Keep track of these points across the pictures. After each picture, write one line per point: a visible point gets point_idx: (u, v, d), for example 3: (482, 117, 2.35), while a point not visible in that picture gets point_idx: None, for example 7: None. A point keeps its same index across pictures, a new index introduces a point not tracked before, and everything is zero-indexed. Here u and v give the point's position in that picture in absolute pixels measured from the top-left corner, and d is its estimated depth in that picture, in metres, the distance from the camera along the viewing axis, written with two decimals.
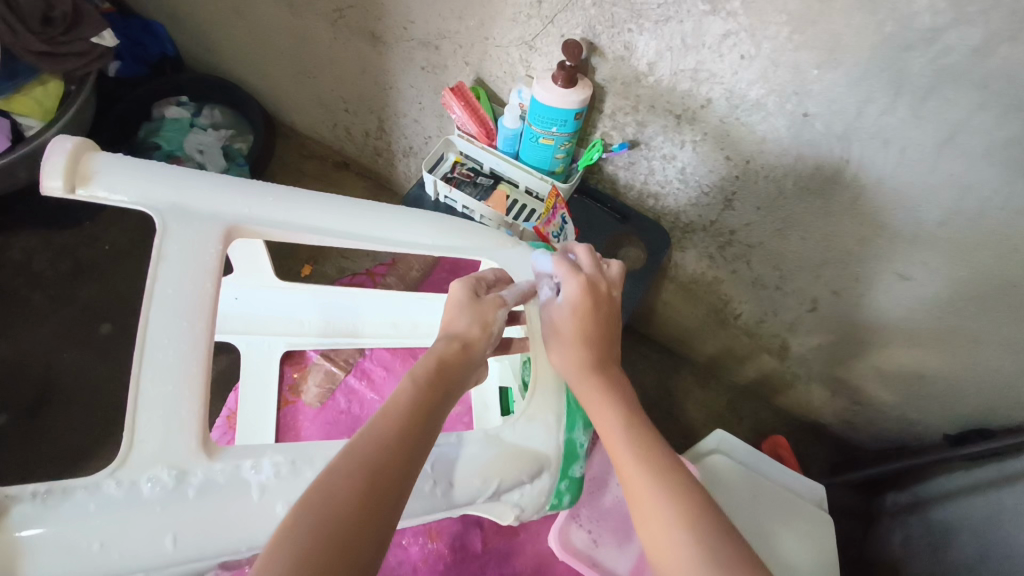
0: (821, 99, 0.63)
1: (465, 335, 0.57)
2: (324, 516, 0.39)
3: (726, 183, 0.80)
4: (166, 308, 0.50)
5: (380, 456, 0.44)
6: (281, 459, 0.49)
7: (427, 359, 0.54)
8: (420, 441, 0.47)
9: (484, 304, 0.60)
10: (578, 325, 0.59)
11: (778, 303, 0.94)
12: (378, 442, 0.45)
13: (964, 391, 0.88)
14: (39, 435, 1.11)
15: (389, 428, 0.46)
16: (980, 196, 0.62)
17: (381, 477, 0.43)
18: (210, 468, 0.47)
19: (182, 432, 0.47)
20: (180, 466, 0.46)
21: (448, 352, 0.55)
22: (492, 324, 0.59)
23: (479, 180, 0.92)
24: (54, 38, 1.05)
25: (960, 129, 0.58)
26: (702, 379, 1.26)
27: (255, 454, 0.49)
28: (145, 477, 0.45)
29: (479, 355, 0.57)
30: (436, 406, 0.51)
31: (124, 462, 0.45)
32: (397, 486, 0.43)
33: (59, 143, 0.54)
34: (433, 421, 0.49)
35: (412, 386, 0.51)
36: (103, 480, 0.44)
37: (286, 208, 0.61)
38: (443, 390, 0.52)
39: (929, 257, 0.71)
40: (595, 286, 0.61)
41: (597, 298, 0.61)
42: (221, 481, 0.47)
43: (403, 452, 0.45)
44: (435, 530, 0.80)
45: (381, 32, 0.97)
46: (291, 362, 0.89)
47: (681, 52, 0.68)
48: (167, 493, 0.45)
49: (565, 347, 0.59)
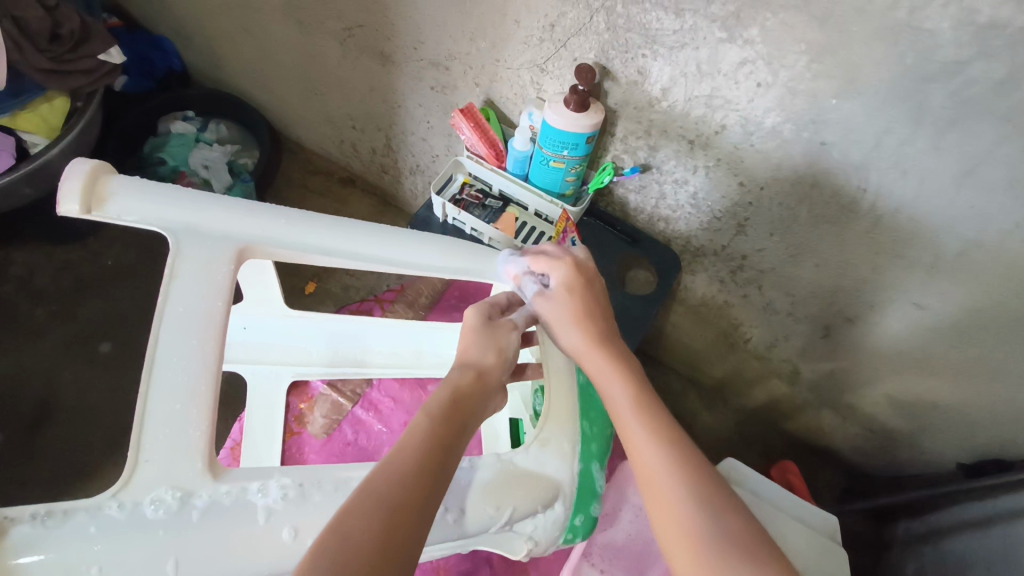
0: (839, 128, 0.62)
1: (480, 364, 0.56)
2: (345, 556, 0.39)
3: (739, 209, 0.79)
4: (177, 329, 0.49)
5: (399, 493, 0.43)
6: (288, 482, 0.47)
7: (441, 391, 0.53)
8: (439, 476, 0.46)
9: (498, 329, 0.59)
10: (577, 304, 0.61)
11: (790, 328, 0.93)
12: (395, 479, 0.44)
13: (980, 421, 0.86)
14: (36, 454, 1.10)
15: (408, 463, 0.45)
16: (1002, 228, 0.61)
17: (400, 516, 0.42)
18: (216, 490, 0.45)
19: (189, 454, 0.45)
20: (185, 487, 0.45)
21: (462, 382, 0.53)
22: (506, 349, 0.58)
23: (488, 203, 0.91)
24: (61, 56, 1.05)
25: (982, 162, 0.57)
26: (709, 402, 1.25)
27: (262, 476, 0.47)
28: (149, 498, 0.44)
29: (495, 383, 0.56)
30: (452, 439, 0.49)
31: (128, 484, 0.44)
32: (417, 524, 0.42)
33: (78, 165, 0.54)
34: (451, 452, 0.48)
35: (428, 420, 0.49)
36: (105, 502, 0.43)
37: (300, 229, 0.59)
38: (459, 422, 0.51)
39: (947, 288, 0.70)
40: (583, 267, 0.64)
41: (589, 280, 0.63)
42: (227, 503, 0.45)
43: (423, 488, 0.44)
44: (443, 568, 0.80)
45: (391, 51, 0.96)
46: (297, 392, 0.88)
47: (695, 79, 0.67)
48: (170, 515, 0.43)
49: (568, 327, 0.61)
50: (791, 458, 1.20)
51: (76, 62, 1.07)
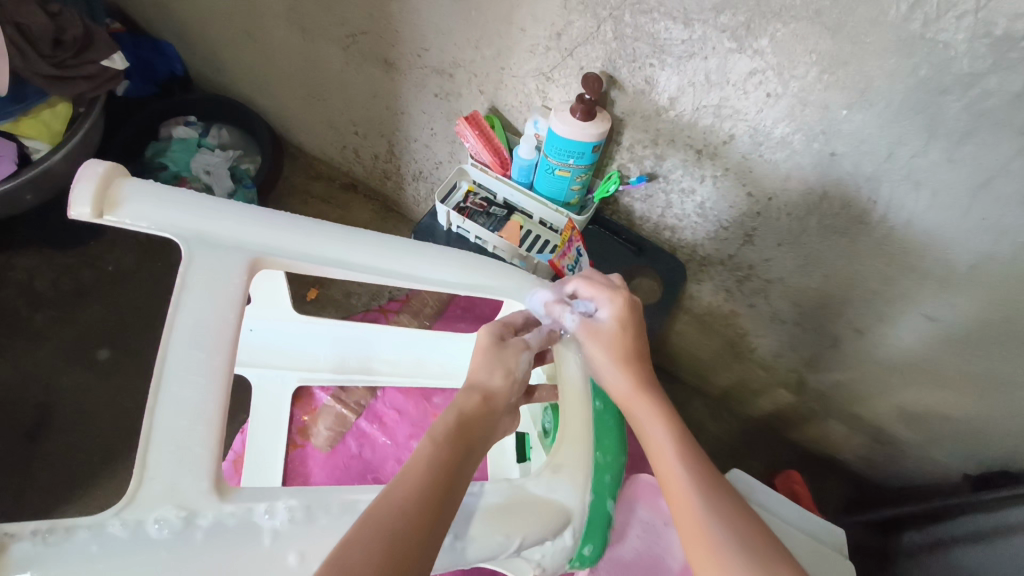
0: (851, 139, 0.62)
1: (488, 387, 0.55)
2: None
3: (746, 219, 0.78)
4: (187, 340, 0.48)
5: (400, 525, 0.42)
6: (295, 504, 0.47)
7: (446, 415, 0.52)
8: (444, 504, 0.45)
9: (507, 351, 0.58)
10: (623, 341, 0.61)
11: (796, 338, 0.92)
12: (398, 510, 0.43)
13: (988, 432, 0.86)
14: (36, 461, 1.09)
15: (411, 494, 0.44)
16: (1015, 241, 0.60)
17: (399, 552, 0.41)
18: (221, 510, 0.44)
19: (194, 472, 0.45)
20: (189, 507, 0.44)
21: (468, 405, 0.53)
22: (515, 370, 0.57)
23: (492, 211, 0.90)
24: (64, 62, 1.04)
25: (997, 175, 0.56)
26: (713, 410, 1.24)
27: (269, 497, 0.47)
28: (153, 517, 0.43)
29: (502, 407, 0.55)
30: (458, 464, 0.48)
31: (132, 500, 0.43)
32: (416, 558, 0.41)
33: (91, 167, 0.53)
34: (458, 478, 0.47)
35: (432, 446, 0.49)
36: (108, 520, 0.42)
37: (315, 240, 0.58)
38: (464, 446, 0.50)
39: (958, 300, 0.69)
40: (635, 304, 0.63)
41: (637, 318, 0.63)
42: (232, 524, 0.44)
43: (424, 521, 0.43)
44: None
45: (395, 58, 0.96)
46: (300, 405, 0.87)
47: (704, 88, 0.67)
48: (174, 535, 0.42)
49: (613, 365, 0.60)
50: (796, 468, 1.19)
51: (79, 67, 1.06)
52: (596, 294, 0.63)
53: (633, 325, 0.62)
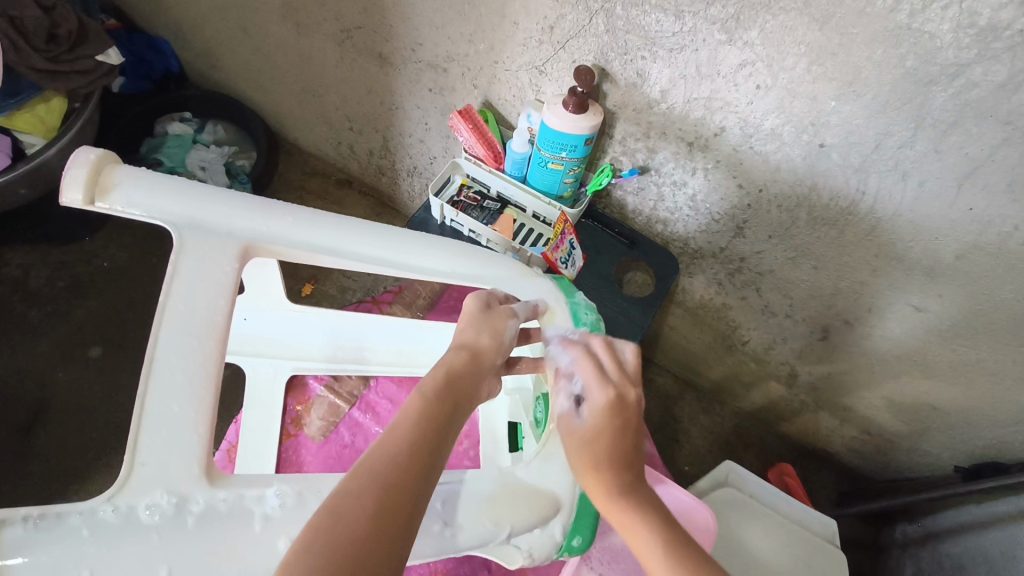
0: (839, 131, 0.62)
1: (475, 345, 0.56)
2: (333, 536, 0.38)
3: (737, 212, 0.79)
4: (178, 327, 0.48)
5: (393, 471, 0.42)
6: (287, 489, 0.48)
7: (435, 370, 0.53)
8: (436, 448, 0.46)
9: (495, 316, 0.59)
10: (599, 444, 0.52)
11: (787, 331, 0.93)
12: (390, 458, 0.43)
13: (977, 424, 0.86)
14: (32, 456, 1.10)
15: (401, 443, 0.45)
16: (1001, 232, 0.61)
17: (396, 489, 0.42)
18: (212, 495, 0.45)
19: (183, 456, 0.45)
20: (180, 492, 0.44)
21: (456, 361, 0.54)
22: (503, 333, 0.58)
23: (485, 204, 0.90)
24: (58, 56, 1.04)
25: (982, 165, 0.57)
26: (706, 405, 1.24)
27: (262, 484, 0.48)
28: (144, 502, 0.43)
29: (490, 364, 0.56)
30: (448, 418, 0.49)
31: (123, 487, 0.43)
32: (415, 495, 0.42)
33: (83, 153, 0.54)
34: (447, 433, 0.48)
35: (422, 400, 0.49)
36: (99, 506, 0.42)
37: (306, 228, 0.59)
38: (454, 400, 0.50)
39: (946, 290, 0.70)
40: (624, 399, 0.54)
41: (627, 415, 0.53)
42: (223, 509, 0.45)
43: (416, 466, 0.44)
44: (440, 569, 0.79)
45: (389, 53, 0.96)
46: (293, 394, 0.87)
47: (695, 80, 0.67)
48: (165, 520, 0.43)
49: (589, 475, 0.52)
50: (788, 460, 1.20)
51: (74, 62, 1.06)
52: (582, 375, 0.56)
53: (620, 424, 0.53)
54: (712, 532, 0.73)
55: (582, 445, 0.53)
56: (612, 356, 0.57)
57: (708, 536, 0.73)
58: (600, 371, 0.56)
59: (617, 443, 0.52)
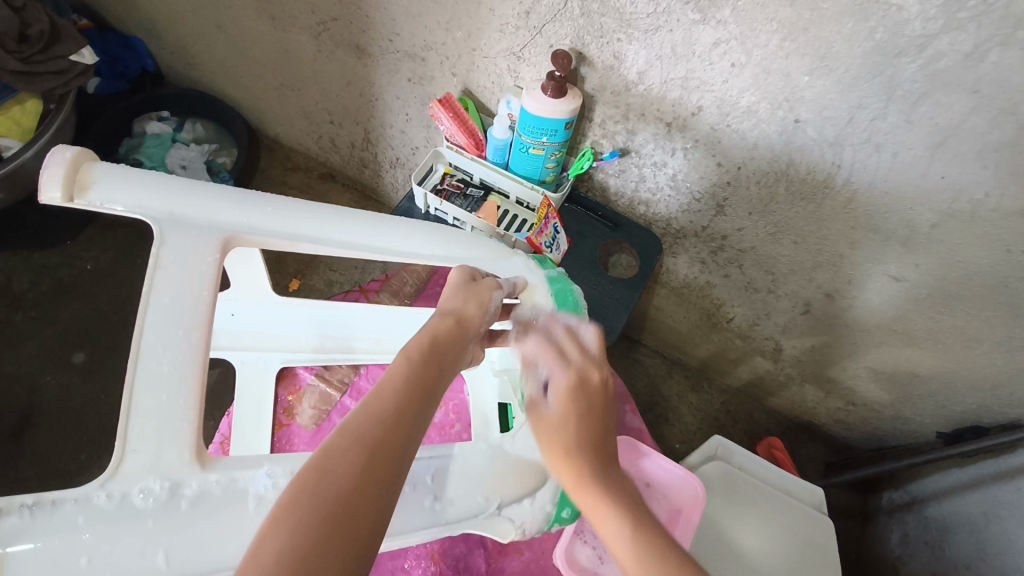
0: (813, 105, 0.64)
1: (459, 312, 0.57)
2: (316, 497, 0.39)
3: (717, 189, 0.80)
4: (162, 319, 0.48)
5: (378, 432, 0.43)
6: (280, 470, 0.48)
7: (419, 335, 0.53)
8: (419, 410, 0.46)
9: (480, 288, 0.60)
10: (565, 429, 0.52)
11: (771, 306, 0.94)
12: (369, 420, 0.43)
13: (956, 389, 0.88)
14: (23, 460, 1.10)
15: (385, 404, 0.45)
16: (972, 199, 0.62)
17: (376, 451, 0.42)
18: (206, 479, 0.46)
19: (175, 444, 0.45)
20: (172, 477, 0.45)
21: (441, 326, 0.54)
22: (487, 304, 0.60)
23: (469, 192, 0.91)
24: (30, 57, 1.03)
25: (952, 134, 0.58)
26: (694, 382, 1.26)
27: (253, 466, 0.48)
28: (137, 488, 0.44)
29: (473, 331, 0.56)
30: (433, 380, 0.49)
31: (115, 473, 0.44)
32: (397, 457, 0.43)
33: (59, 151, 0.53)
34: (431, 396, 0.48)
35: (407, 362, 0.49)
36: (93, 492, 0.43)
37: (287, 217, 0.59)
38: (439, 362, 0.51)
39: (921, 259, 0.72)
40: (586, 380, 0.55)
41: (590, 397, 0.54)
42: (216, 492, 0.46)
43: (402, 424, 0.44)
44: (437, 553, 0.78)
45: (366, 44, 0.96)
46: (284, 384, 0.88)
47: (671, 61, 0.68)
48: (159, 505, 0.44)
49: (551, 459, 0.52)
50: (776, 433, 1.23)
51: (48, 62, 1.05)
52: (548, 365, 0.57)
53: (583, 407, 0.53)
54: (701, 500, 0.74)
55: (548, 433, 0.53)
56: (576, 345, 0.59)
57: (697, 505, 0.74)
58: (563, 360, 0.57)
59: (581, 424, 0.53)
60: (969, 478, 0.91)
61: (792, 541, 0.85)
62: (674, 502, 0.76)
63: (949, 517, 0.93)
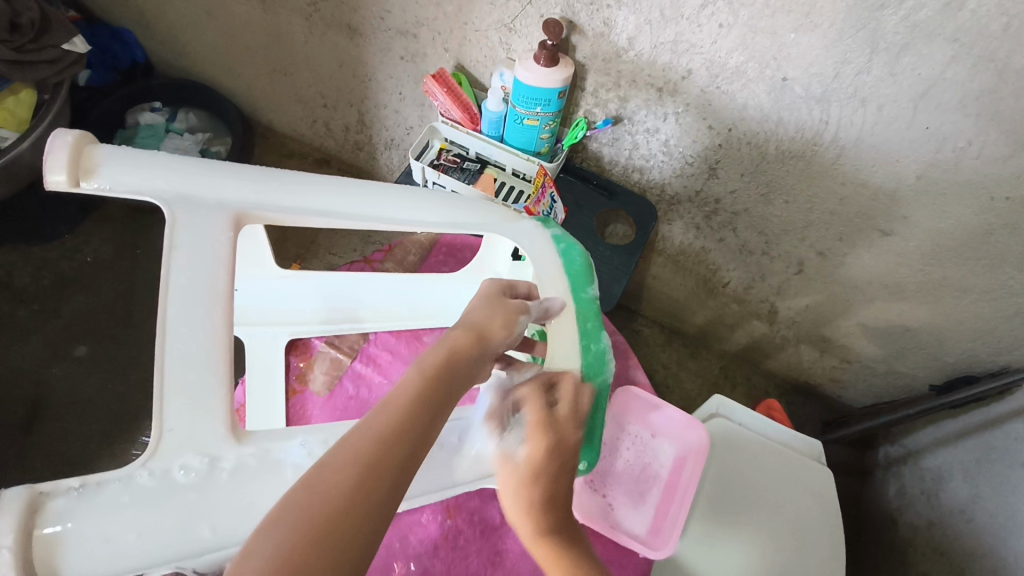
0: (800, 63, 0.65)
1: (484, 324, 0.54)
2: (306, 506, 0.36)
3: (709, 152, 0.82)
4: (184, 300, 0.48)
5: (380, 449, 0.40)
6: (313, 440, 0.51)
7: (437, 348, 0.50)
8: (426, 427, 0.43)
9: (507, 305, 0.57)
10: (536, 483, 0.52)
11: (766, 268, 0.96)
12: (371, 436, 0.40)
13: (946, 341, 0.91)
14: (35, 450, 1.11)
15: (391, 419, 0.42)
16: (956, 148, 0.64)
17: (373, 465, 0.39)
18: (241, 452, 0.47)
19: (210, 419, 0.47)
20: (210, 452, 0.46)
21: (461, 342, 0.51)
22: (514, 316, 0.56)
23: (466, 165, 0.92)
24: (22, 46, 1.03)
25: (935, 84, 0.60)
26: (692, 350, 1.29)
27: (287, 437, 0.50)
28: (177, 464, 0.45)
29: (496, 342, 0.54)
30: (445, 397, 0.46)
31: (155, 452, 0.45)
32: (393, 471, 0.40)
33: (60, 134, 0.52)
34: (441, 412, 0.45)
35: (422, 375, 0.46)
36: (135, 471, 0.44)
37: (295, 192, 0.60)
38: (454, 378, 0.48)
39: (911, 212, 0.73)
40: (565, 441, 0.54)
41: (565, 455, 0.53)
42: (254, 464, 0.47)
43: (404, 441, 0.41)
44: (453, 506, 0.81)
45: (358, 23, 0.97)
46: (296, 352, 0.89)
47: (660, 25, 0.70)
48: (200, 479, 0.45)
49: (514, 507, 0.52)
50: (775, 396, 1.25)
51: (39, 51, 1.06)
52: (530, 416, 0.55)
53: (555, 469, 0.52)
54: (704, 446, 0.76)
55: (518, 482, 0.52)
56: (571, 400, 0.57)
57: (700, 452, 0.76)
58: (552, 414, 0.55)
59: (545, 484, 0.52)
60: (962, 427, 0.93)
61: (794, 489, 0.88)
62: (680, 450, 0.79)
63: (943, 465, 0.95)
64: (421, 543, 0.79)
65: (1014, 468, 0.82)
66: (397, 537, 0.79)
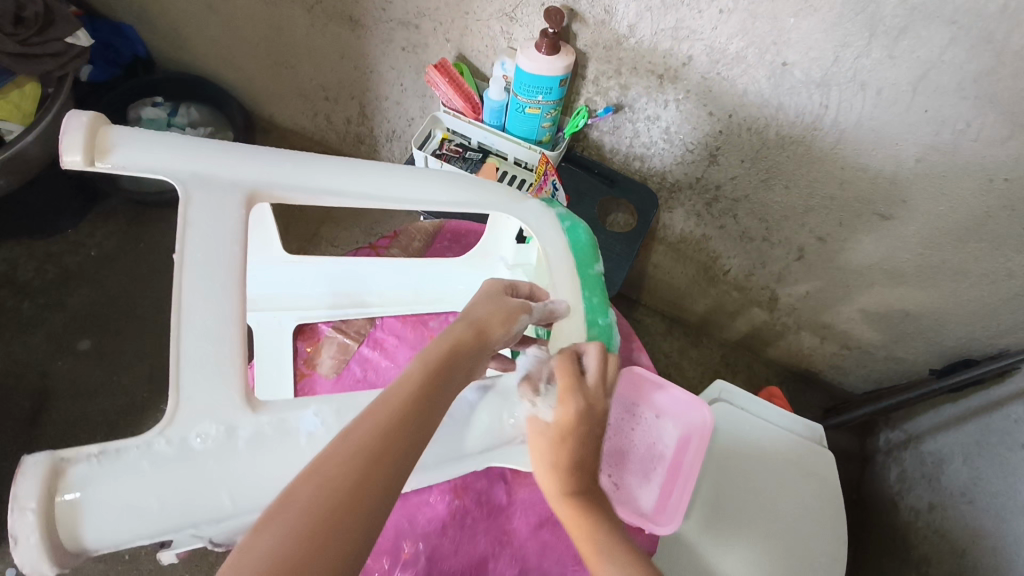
0: (799, 47, 0.66)
1: (485, 320, 0.52)
2: (308, 506, 0.36)
3: (709, 138, 0.82)
4: (199, 276, 0.49)
5: (378, 445, 0.39)
6: (328, 409, 0.49)
7: (437, 342, 0.48)
8: (423, 426, 0.42)
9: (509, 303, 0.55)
10: (561, 449, 0.54)
11: (767, 254, 0.97)
12: (370, 431, 0.40)
13: (946, 325, 0.92)
14: (41, 442, 1.12)
15: (388, 415, 0.41)
16: (954, 130, 0.65)
17: (371, 462, 0.38)
18: (258, 420, 0.47)
19: (227, 388, 0.47)
20: (227, 420, 0.46)
21: (462, 338, 0.49)
22: (514, 312, 0.54)
23: (467, 155, 0.93)
24: (27, 39, 1.04)
25: (934, 66, 0.61)
26: (693, 339, 1.30)
27: (301, 405, 0.49)
28: (195, 432, 0.45)
29: (495, 338, 0.52)
30: (443, 393, 0.45)
31: (172, 421, 0.45)
32: (390, 469, 0.39)
33: (75, 115, 0.53)
34: (436, 410, 0.44)
35: (421, 370, 0.45)
36: (154, 439, 0.43)
37: (305, 171, 0.61)
38: (452, 374, 0.46)
39: (911, 196, 0.74)
40: (592, 409, 0.54)
41: (590, 423, 0.54)
42: (271, 431, 0.47)
43: (402, 439, 0.40)
44: (460, 486, 0.82)
45: (359, 15, 0.97)
46: (304, 336, 0.90)
47: (660, 11, 0.70)
48: (217, 445, 0.45)
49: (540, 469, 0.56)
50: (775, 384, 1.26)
51: (44, 45, 1.07)
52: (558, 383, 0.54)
53: (581, 438, 0.54)
54: (707, 429, 0.77)
55: (545, 445, 0.54)
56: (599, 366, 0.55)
57: (704, 433, 0.77)
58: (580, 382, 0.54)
59: (569, 453, 0.54)
60: (963, 410, 0.94)
61: (796, 472, 0.89)
62: (684, 430, 0.79)
63: (944, 448, 0.96)
64: (430, 523, 0.80)
65: (1014, 449, 0.83)
66: (405, 517, 0.80)
